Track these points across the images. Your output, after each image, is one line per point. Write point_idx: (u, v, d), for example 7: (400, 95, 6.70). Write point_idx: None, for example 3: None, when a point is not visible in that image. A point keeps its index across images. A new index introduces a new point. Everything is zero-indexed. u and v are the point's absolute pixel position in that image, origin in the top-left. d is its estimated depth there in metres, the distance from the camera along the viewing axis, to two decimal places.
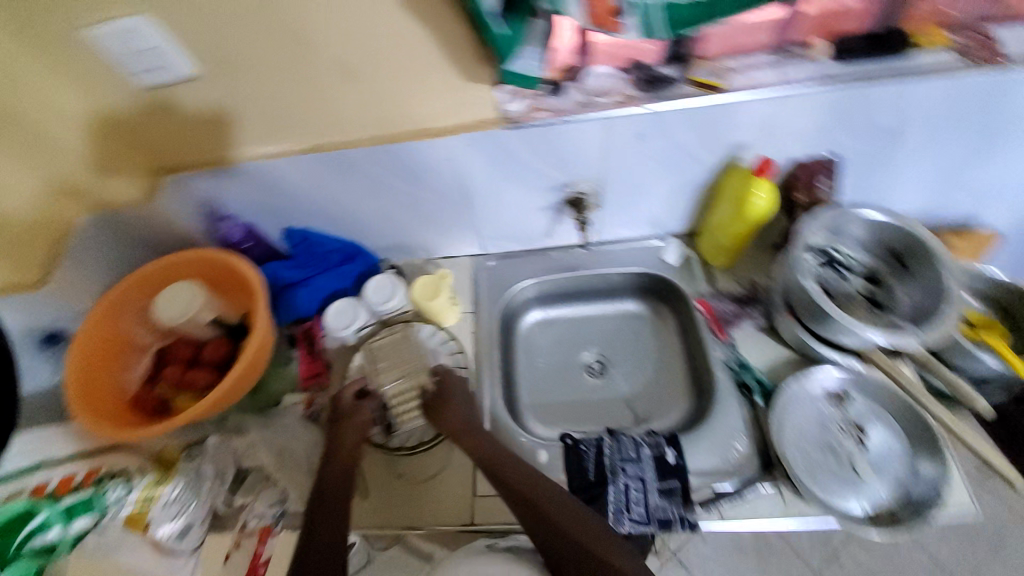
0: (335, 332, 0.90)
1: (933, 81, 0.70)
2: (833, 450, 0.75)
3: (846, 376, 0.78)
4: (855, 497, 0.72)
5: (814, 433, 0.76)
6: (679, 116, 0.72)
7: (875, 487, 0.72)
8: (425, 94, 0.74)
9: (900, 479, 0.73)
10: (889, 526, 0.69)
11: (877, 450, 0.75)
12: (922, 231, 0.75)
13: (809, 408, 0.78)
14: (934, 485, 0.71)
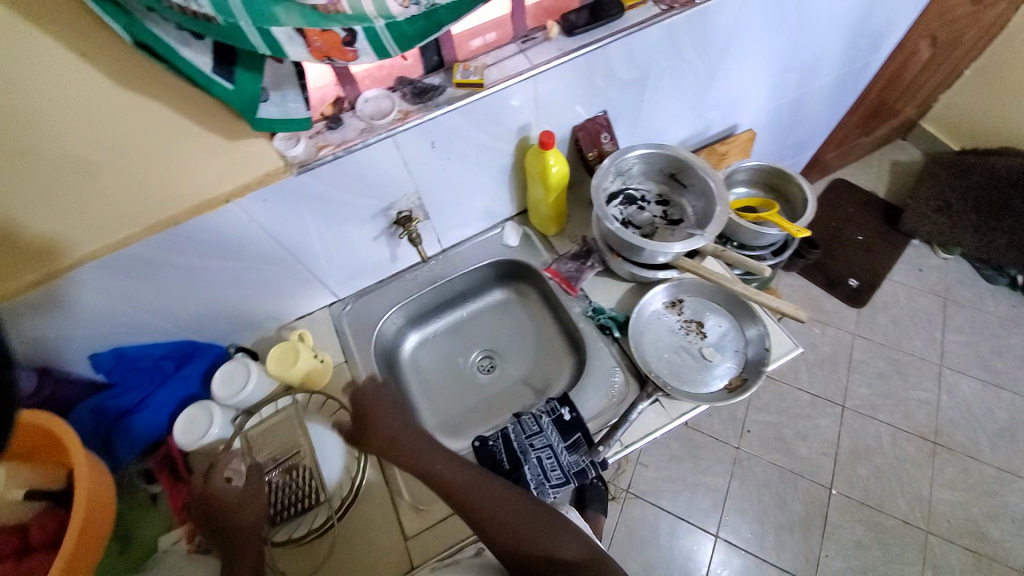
0: (195, 444, 0.81)
1: (648, 30, 0.81)
2: (686, 349, 0.91)
3: (675, 287, 0.94)
4: (713, 377, 0.88)
5: (666, 343, 0.91)
6: (458, 117, 0.76)
7: (723, 364, 0.89)
8: (194, 159, 0.65)
9: (736, 350, 0.90)
10: (742, 388, 0.86)
11: (715, 336, 0.92)
12: (682, 153, 0.88)
13: (657, 325, 0.93)
14: (760, 342, 0.89)
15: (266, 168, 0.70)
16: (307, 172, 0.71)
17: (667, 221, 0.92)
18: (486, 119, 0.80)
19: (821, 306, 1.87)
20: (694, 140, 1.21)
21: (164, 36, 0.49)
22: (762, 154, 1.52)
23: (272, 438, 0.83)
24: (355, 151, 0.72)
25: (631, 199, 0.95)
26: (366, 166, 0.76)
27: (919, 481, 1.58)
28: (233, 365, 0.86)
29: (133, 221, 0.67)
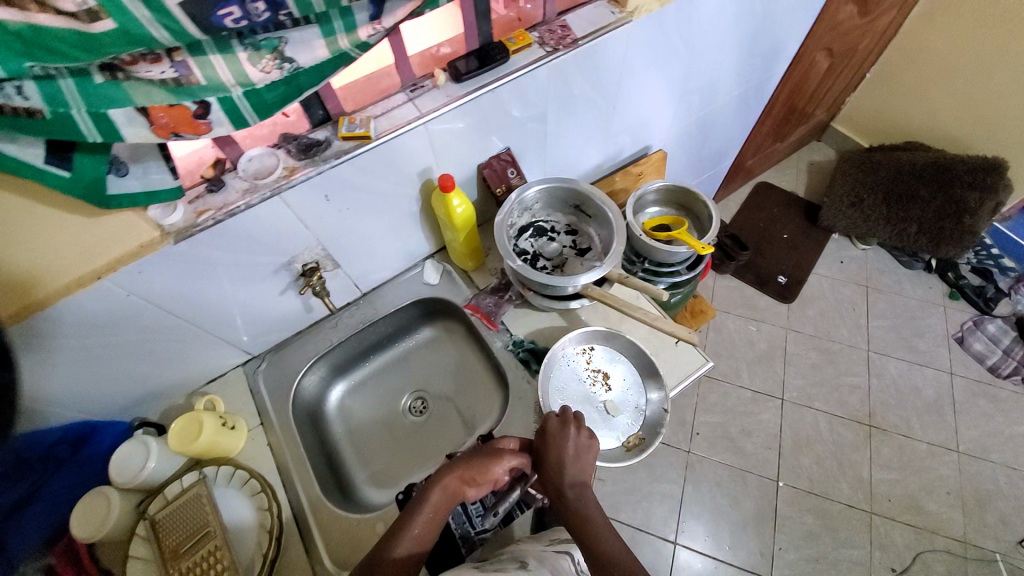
0: (91, 538, 0.75)
1: (537, 72, 0.83)
2: (589, 399, 0.90)
3: (586, 333, 0.93)
4: (610, 433, 0.87)
5: (570, 391, 0.90)
6: (348, 169, 0.75)
7: (624, 421, 0.87)
8: (57, 240, 0.61)
9: (638, 408, 0.89)
10: (635, 450, 0.85)
11: (620, 392, 0.90)
12: (581, 185, 0.90)
13: (565, 370, 0.91)
14: (660, 406, 0.87)
15: (141, 240, 0.67)
16: (186, 240, 0.68)
17: (576, 252, 0.94)
18: (381, 167, 0.80)
19: (755, 304, 1.96)
20: (609, 163, 1.24)
21: None
22: (683, 168, 1.59)
23: (179, 523, 0.77)
24: (238, 215, 0.70)
25: (540, 231, 0.96)
26: (256, 225, 0.73)
27: (859, 464, 1.66)
28: (131, 444, 0.81)
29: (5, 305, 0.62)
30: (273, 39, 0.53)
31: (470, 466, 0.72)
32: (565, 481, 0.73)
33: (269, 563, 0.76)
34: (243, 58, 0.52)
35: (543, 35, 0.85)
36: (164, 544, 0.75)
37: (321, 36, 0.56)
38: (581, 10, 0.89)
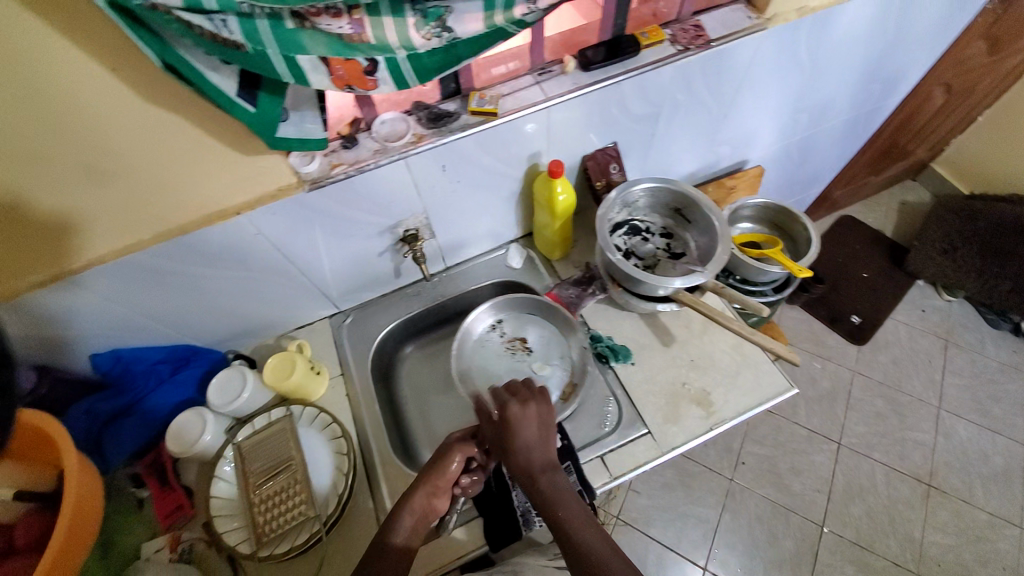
0: (186, 453, 0.81)
1: (664, 70, 0.83)
2: (516, 367, 0.96)
3: (489, 311, 1.00)
4: (547, 390, 0.93)
5: (490, 363, 0.97)
6: (469, 143, 0.78)
7: (556, 376, 0.94)
8: (213, 173, 0.66)
9: (566, 355, 0.97)
10: (573, 394, 0.91)
11: (541, 348, 0.98)
12: (688, 189, 0.89)
13: (475, 348, 0.98)
14: (597, 353, 0.94)
15: (280, 184, 0.72)
16: (317, 190, 0.72)
17: (670, 254, 0.93)
18: (498, 146, 0.82)
19: (823, 341, 1.87)
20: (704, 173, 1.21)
21: (192, 59, 0.50)
22: (773, 189, 1.53)
23: (264, 451, 0.81)
24: (367, 171, 0.73)
25: (636, 230, 0.96)
26: (377, 185, 0.77)
27: (914, 523, 1.56)
28: (229, 373, 0.86)
29: (161, 226, 0.69)
30: (440, 8, 0.54)
31: (438, 467, 0.74)
32: (534, 465, 0.69)
33: (342, 503, 0.80)
34: (411, 23, 0.54)
35: (675, 33, 0.85)
36: (248, 468, 0.80)
37: (481, 10, 0.57)
38: (715, 13, 0.88)
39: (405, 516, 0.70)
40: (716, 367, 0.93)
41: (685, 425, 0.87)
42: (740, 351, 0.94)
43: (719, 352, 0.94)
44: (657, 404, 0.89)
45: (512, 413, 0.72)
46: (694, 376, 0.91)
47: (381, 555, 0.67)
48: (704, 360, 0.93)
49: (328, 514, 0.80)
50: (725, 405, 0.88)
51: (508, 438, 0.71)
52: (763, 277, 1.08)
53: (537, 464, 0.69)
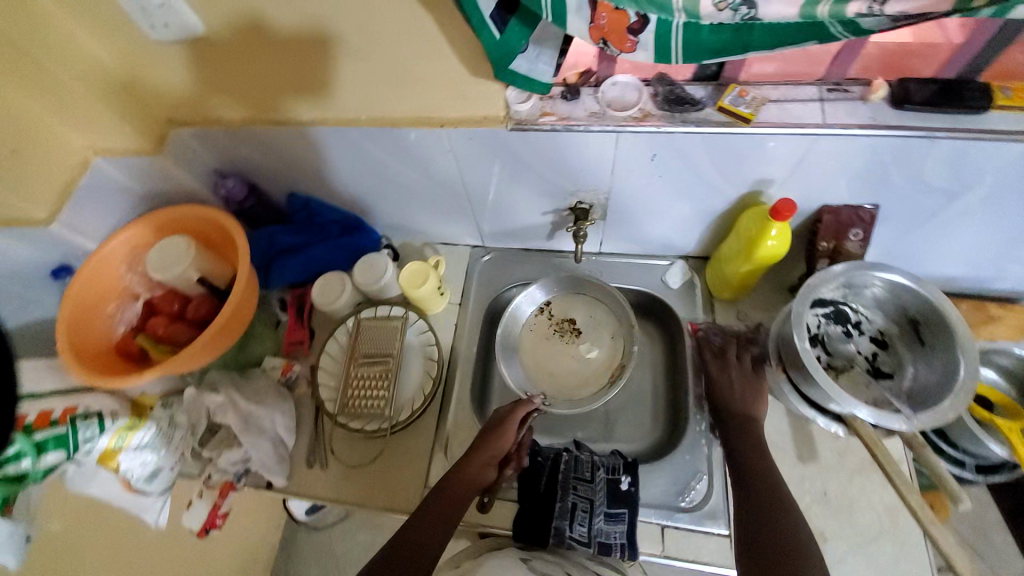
0: (322, 306, 0.91)
1: (1009, 146, 0.59)
2: (559, 348, 0.92)
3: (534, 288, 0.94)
4: (596, 378, 0.89)
5: (537, 349, 0.92)
6: (699, 142, 0.65)
7: (604, 358, 0.90)
8: (435, 77, 0.67)
9: (612, 336, 0.91)
10: (620, 379, 0.86)
11: (585, 330, 0.93)
12: (947, 306, 0.66)
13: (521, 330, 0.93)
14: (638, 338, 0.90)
15: (488, 113, 0.69)
16: (518, 131, 0.68)
17: (869, 368, 0.73)
18: (728, 157, 0.68)
19: None
20: (966, 283, 0.92)
21: None
22: None
23: (375, 338, 0.89)
24: (574, 131, 0.66)
25: (841, 318, 0.75)
26: (578, 148, 0.70)
27: None
28: (376, 257, 0.93)
29: (377, 113, 0.73)
30: None
31: (480, 443, 0.78)
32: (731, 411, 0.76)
33: (413, 417, 0.85)
34: None
35: None
36: (357, 345, 0.88)
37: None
38: None
39: (456, 477, 0.74)
40: (850, 518, 0.74)
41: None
42: (892, 516, 0.74)
43: (864, 506, 0.75)
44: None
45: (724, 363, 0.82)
46: (817, 511, 0.75)
47: (439, 496, 0.71)
48: (840, 504, 0.75)
49: (398, 419, 0.85)
50: (837, 565, 0.71)
51: (712, 379, 0.81)
52: (972, 445, 0.85)
53: (737, 407, 0.77)
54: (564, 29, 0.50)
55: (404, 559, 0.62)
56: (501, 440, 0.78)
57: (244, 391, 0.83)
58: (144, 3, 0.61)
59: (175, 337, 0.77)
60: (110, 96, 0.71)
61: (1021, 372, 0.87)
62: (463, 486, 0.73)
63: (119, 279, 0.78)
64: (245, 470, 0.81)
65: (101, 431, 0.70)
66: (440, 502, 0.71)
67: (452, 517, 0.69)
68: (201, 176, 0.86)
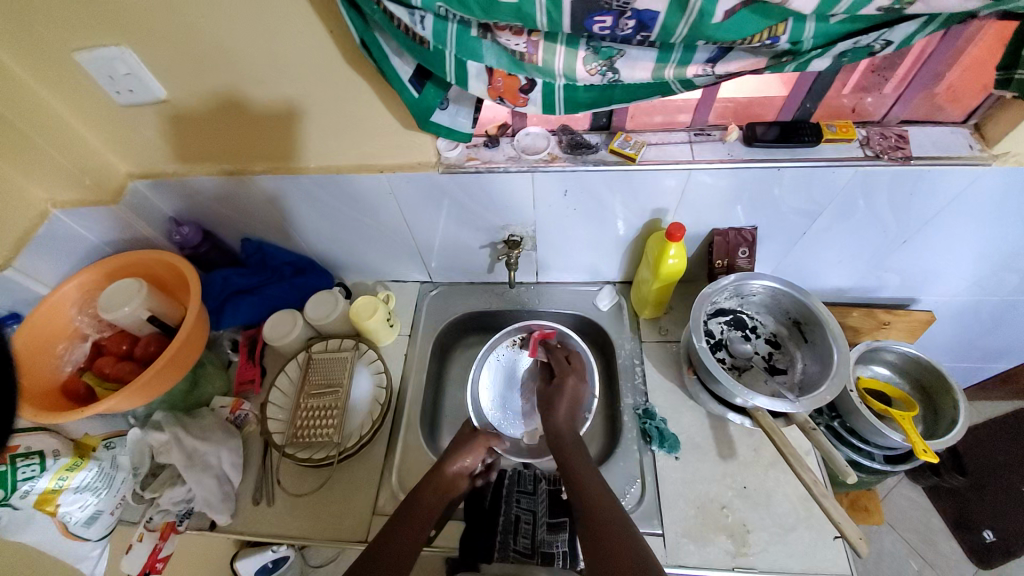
0: (272, 341, 0.95)
1: (839, 169, 0.75)
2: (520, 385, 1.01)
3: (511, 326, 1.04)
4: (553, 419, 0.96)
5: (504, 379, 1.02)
6: (598, 178, 0.78)
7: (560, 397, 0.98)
8: (373, 134, 0.78)
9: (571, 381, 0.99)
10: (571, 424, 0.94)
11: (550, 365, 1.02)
12: (816, 303, 0.78)
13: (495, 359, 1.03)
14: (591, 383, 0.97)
15: (420, 158, 0.81)
16: (449, 174, 0.80)
17: (766, 366, 0.83)
18: (627, 190, 0.81)
19: (933, 542, 1.43)
20: (855, 293, 1.07)
21: (384, 43, 0.60)
22: (938, 345, 1.24)
23: (326, 368, 0.93)
24: (494, 172, 0.78)
25: (739, 325, 0.87)
26: (499, 188, 0.82)
27: None
28: (326, 294, 0.99)
29: (325, 161, 0.83)
30: (614, 49, 0.57)
31: (455, 454, 0.85)
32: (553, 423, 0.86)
33: (360, 444, 0.87)
34: (581, 55, 0.57)
35: (869, 134, 0.77)
36: (308, 376, 0.92)
37: (654, 60, 0.58)
38: (932, 129, 0.78)
39: (427, 486, 0.80)
40: (769, 509, 0.80)
41: (705, 551, 0.77)
42: (807, 505, 0.80)
43: (781, 497, 0.81)
44: (683, 515, 0.80)
45: (569, 385, 0.91)
46: (739, 505, 0.81)
47: (412, 505, 0.78)
48: (759, 496, 0.81)
49: (345, 446, 0.88)
50: (761, 554, 0.76)
51: (549, 411, 0.89)
52: (878, 439, 0.93)
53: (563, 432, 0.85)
54: (467, 89, 0.63)
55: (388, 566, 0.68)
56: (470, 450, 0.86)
57: (190, 429, 0.84)
58: (111, 72, 0.69)
59: (123, 375, 0.81)
60: (73, 154, 0.79)
61: (907, 367, 1.02)
62: (434, 497, 0.80)
63: (71, 321, 0.83)
64: (189, 508, 0.82)
65: (42, 470, 0.72)
66: (413, 511, 0.77)
67: (420, 528, 0.75)
68: (158, 225, 0.95)
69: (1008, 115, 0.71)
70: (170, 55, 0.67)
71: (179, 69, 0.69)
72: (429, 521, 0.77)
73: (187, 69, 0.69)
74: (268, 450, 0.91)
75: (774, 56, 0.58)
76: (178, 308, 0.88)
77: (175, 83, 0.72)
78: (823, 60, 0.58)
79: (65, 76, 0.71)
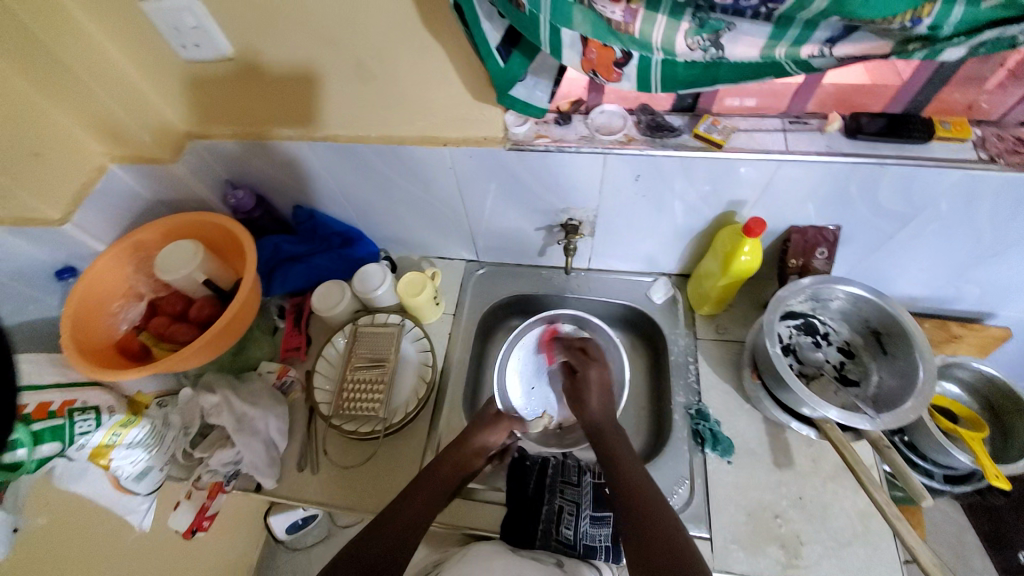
0: (320, 311, 0.95)
1: (948, 170, 0.68)
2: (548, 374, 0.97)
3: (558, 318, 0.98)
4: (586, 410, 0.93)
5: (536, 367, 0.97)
6: (675, 164, 0.73)
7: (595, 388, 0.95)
8: (440, 102, 0.74)
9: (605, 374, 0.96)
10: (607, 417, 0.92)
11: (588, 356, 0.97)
12: (902, 315, 0.74)
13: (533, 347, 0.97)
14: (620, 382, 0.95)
15: (487, 133, 0.77)
16: (515, 151, 0.76)
17: (836, 376, 0.81)
18: (704, 178, 0.75)
19: (967, 560, 1.38)
20: (929, 304, 1.00)
21: (477, 3, 0.55)
22: (1006, 363, 1.16)
23: (373, 343, 0.91)
24: (565, 151, 0.74)
25: (809, 330, 0.84)
26: (567, 169, 0.77)
27: None
28: (372, 266, 0.96)
29: (386, 131, 0.80)
30: (722, 22, 0.50)
31: (478, 431, 0.83)
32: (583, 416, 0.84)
33: (405, 420, 0.87)
34: (684, 28, 0.51)
35: (984, 134, 0.70)
36: (355, 350, 0.91)
37: (766, 37, 0.51)
38: None
39: (447, 459, 0.79)
40: (825, 522, 0.77)
41: (755, 560, 0.75)
42: (865, 523, 0.77)
43: (839, 511, 0.78)
44: (733, 520, 0.78)
45: (591, 375, 0.88)
46: (793, 515, 0.78)
47: (429, 477, 0.77)
48: (815, 508, 0.78)
49: (391, 422, 0.88)
50: (814, 567, 0.74)
51: (579, 400, 0.86)
52: (939, 457, 0.89)
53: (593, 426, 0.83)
54: (559, 59, 0.58)
55: (401, 533, 0.70)
56: (494, 430, 0.84)
57: (241, 393, 0.85)
58: (178, 24, 0.66)
59: (176, 336, 0.81)
60: (135, 106, 0.77)
61: (979, 386, 0.97)
62: (454, 468, 0.79)
63: (127, 279, 0.84)
64: (235, 470, 0.82)
65: (97, 426, 0.73)
66: (429, 484, 0.76)
67: (436, 498, 0.75)
68: (213, 186, 0.93)
69: None
70: (241, 9, 0.64)
71: (250, 23, 0.66)
72: (444, 495, 0.76)
73: (256, 23, 0.66)
74: (313, 418, 0.91)
75: (905, 40, 0.50)
76: (231, 273, 0.88)
77: (243, 39, 0.69)
78: (959, 50, 0.49)
79: (132, 27, 0.68)
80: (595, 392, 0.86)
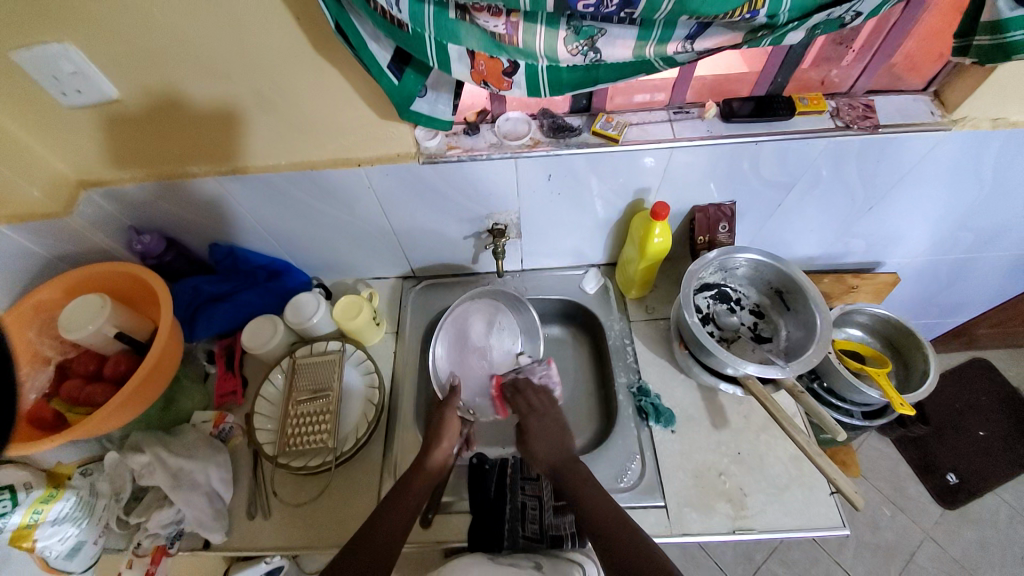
0: (252, 349, 0.91)
1: (812, 140, 0.77)
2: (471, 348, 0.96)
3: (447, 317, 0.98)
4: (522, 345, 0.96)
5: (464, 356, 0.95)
6: (582, 161, 0.78)
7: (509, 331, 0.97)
8: (349, 123, 0.75)
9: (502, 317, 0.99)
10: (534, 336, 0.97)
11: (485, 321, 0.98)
12: (796, 272, 0.83)
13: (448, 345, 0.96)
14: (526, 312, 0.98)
15: (400, 149, 0.78)
16: (430, 164, 0.78)
17: (752, 336, 0.89)
18: (610, 172, 0.81)
19: (901, 487, 1.53)
20: (824, 262, 1.12)
21: (359, 27, 0.57)
22: (900, 304, 1.32)
23: (312, 373, 0.89)
24: (477, 159, 0.77)
25: (724, 298, 0.92)
26: (483, 176, 0.80)
27: None
28: (303, 294, 0.95)
29: (297, 156, 0.79)
30: (594, 28, 0.55)
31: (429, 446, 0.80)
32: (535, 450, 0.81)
33: (358, 446, 0.86)
34: (562, 35, 0.55)
35: (838, 105, 0.80)
36: (296, 383, 0.89)
37: (634, 38, 0.56)
38: (891, 99, 0.81)
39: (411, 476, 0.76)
40: (763, 471, 0.84)
41: (707, 519, 0.80)
42: (797, 465, 0.84)
43: (773, 459, 0.85)
44: (684, 485, 0.83)
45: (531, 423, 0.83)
46: (735, 470, 0.84)
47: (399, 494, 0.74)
48: (753, 460, 0.85)
49: (342, 451, 0.86)
50: (759, 515, 0.80)
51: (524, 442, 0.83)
52: (854, 396, 0.99)
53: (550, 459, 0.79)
54: (450, 73, 0.61)
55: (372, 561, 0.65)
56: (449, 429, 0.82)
57: (174, 449, 0.80)
58: (54, 71, 0.63)
59: (93, 399, 0.76)
60: (12, 162, 0.72)
61: (877, 327, 1.09)
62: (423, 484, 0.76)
63: (29, 345, 0.77)
64: (178, 529, 0.76)
65: (14, 505, 0.69)
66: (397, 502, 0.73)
67: (409, 516, 0.71)
68: (117, 234, 0.88)
69: (965, 82, 0.75)
70: (118, 48, 0.62)
71: (134, 63, 0.64)
72: (418, 510, 0.73)
73: (138, 60, 0.64)
74: (259, 462, 0.87)
75: (751, 30, 0.56)
76: (146, 323, 0.83)
77: (128, 78, 0.66)
78: (799, 33, 0.57)
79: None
80: (539, 438, 0.82)
